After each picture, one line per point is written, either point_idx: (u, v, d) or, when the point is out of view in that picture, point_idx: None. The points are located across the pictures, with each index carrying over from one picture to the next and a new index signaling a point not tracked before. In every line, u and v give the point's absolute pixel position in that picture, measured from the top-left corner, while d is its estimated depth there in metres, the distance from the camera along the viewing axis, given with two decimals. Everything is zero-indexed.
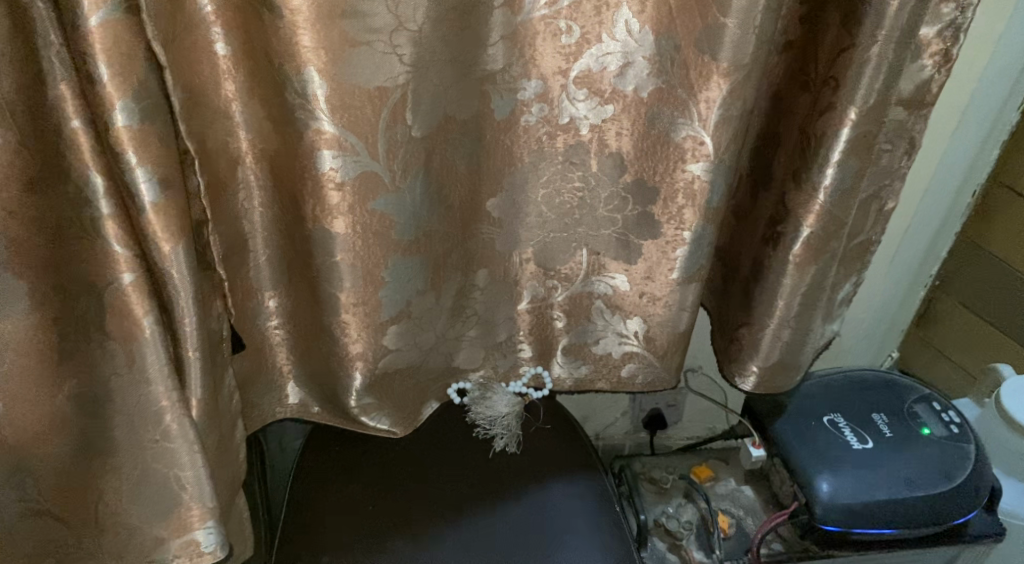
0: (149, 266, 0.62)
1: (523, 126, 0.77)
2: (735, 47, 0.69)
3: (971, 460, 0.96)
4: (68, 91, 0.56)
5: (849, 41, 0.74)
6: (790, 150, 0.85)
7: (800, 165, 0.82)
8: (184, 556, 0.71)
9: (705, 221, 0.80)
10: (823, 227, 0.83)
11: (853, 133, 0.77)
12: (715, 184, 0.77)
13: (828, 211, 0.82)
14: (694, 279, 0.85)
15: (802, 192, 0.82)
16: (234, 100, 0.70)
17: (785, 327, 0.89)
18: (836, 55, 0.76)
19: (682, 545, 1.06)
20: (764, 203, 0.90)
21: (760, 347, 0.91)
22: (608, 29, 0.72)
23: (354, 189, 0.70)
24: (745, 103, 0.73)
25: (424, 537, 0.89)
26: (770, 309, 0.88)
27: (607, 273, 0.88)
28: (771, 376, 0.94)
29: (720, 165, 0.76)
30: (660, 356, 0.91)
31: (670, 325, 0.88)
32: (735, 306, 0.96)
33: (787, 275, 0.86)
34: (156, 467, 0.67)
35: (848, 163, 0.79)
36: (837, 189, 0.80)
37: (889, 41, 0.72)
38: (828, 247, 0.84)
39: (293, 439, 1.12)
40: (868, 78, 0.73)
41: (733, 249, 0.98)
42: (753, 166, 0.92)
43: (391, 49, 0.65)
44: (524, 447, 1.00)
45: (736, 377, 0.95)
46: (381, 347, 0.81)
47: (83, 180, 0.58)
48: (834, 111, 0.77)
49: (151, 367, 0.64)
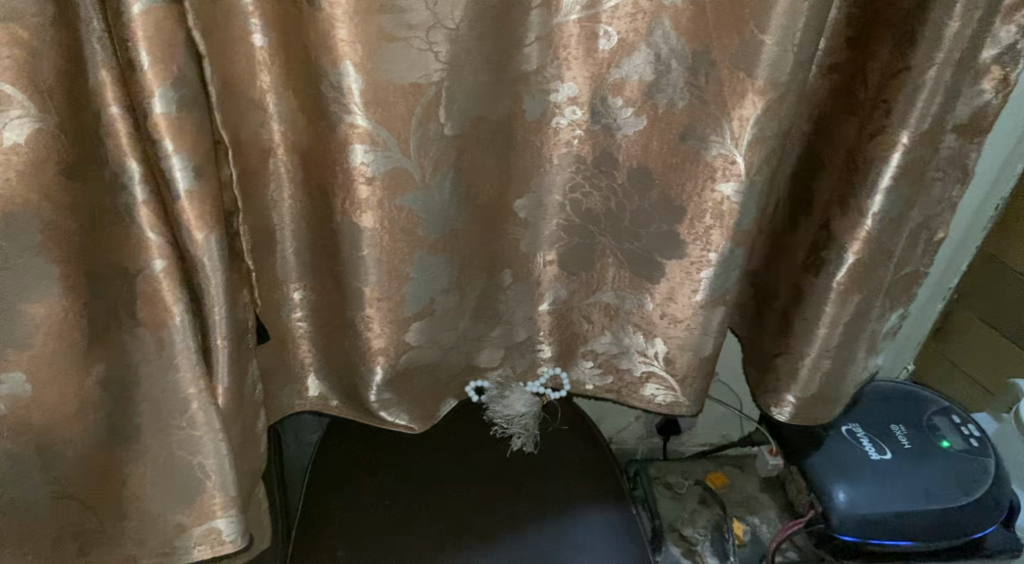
0: (181, 254, 0.64)
1: (553, 128, 0.78)
2: (772, 65, 0.68)
3: (990, 474, 0.95)
4: (109, 77, 0.57)
5: (902, 63, 0.74)
6: (835, 172, 0.85)
7: (847, 191, 0.82)
8: (205, 543, 0.72)
9: (735, 243, 0.78)
10: (868, 253, 0.82)
11: (905, 158, 0.77)
12: (747, 207, 0.76)
13: (875, 238, 0.81)
14: (721, 302, 0.82)
15: (849, 215, 0.82)
16: (268, 92, 0.70)
17: (825, 356, 0.89)
18: (887, 78, 0.76)
19: (697, 551, 1.09)
20: (804, 228, 0.90)
21: (798, 378, 0.91)
22: (645, 38, 0.73)
23: (384, 184, 0.70)
24: (781, 124, 0.72)
25: (443, 537, 0.89)
26: (808, 339, 0.88)
27: (638, 292, 0.86)
28: (805, 407, 0.93)
29: (753, 186, 0.74)
30: (679, 381, 0.89)
31: (696, 349, 0.85)
32: (770, 335, 0.96)
33: (829, 303, 0.85)
34: (180, 454, 0.69)
35: (897, 189, 0.79)
36: (885, 215, 0.80)
37: (946, 63, 0.72)
38: (872, 276, 0.84)
39: (310, 433, 1.13)
40: (923, 100, 0.73)
41: (772, 273, 0.97)
42: (792, 190, 0.91)
43: (428, 46, 0.66)
44: (542, 448, 0.99)
45: (771, 408, 0.95)
46: (402, 343, 0.81)
47: (119, 166, 0.60)
48: (885, 134, 0.77)
49: (178, 354, 0.65)
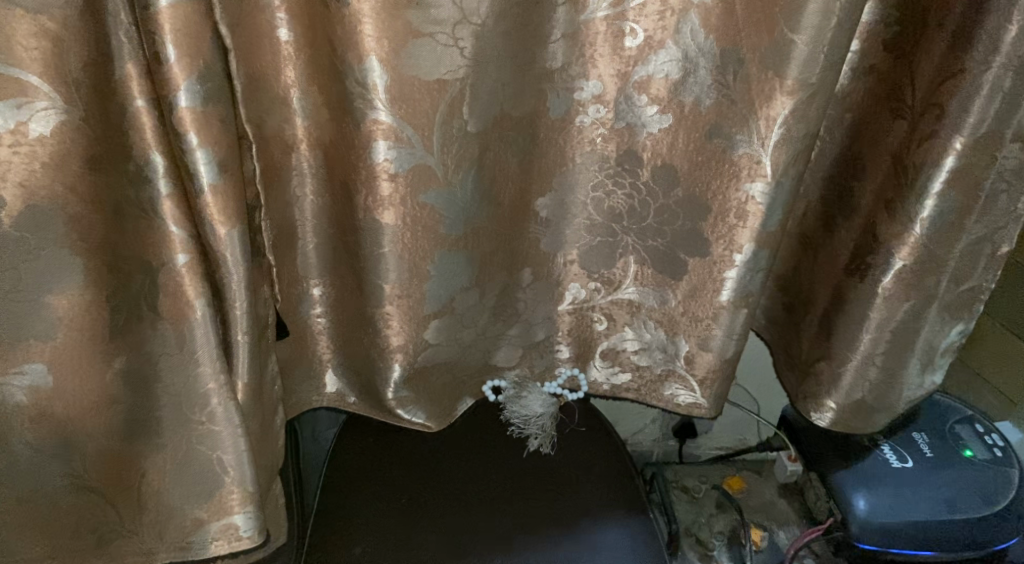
0: (204, 249, 0.63)
1: (576, 126, 0.78)
2: (804, 64, 0.67)
3: (1015, 485, 0.94)
4: (134, 71, 0.57)
5: (957, 66, 0.72)
6: (880, 175, 0.83)
7: (894, 195, 0.81)
8: (223, 539, 0.72)
9: (759, 244, 0.76)
10: (918, 260, 0.81)
11: (958, 162, 0.75)
12: (773, 208, 0.74)
13: (923, 245, 0.80)
14: (745, 305, 0.81)
15: (897, 222, 0.80)
16: (291, 87, 0.70)
17: (870, 363, 0.88)
18: (939, 81, 0.74)
19: (713, 556, 1.10)
20: (843, 230, 0.89)
21: (839, 384, 0.90)
22: (673, 35, 0.72)
23: (406, 181, 0.70)
24: (811, 126, 0.71)
25: (460, 538, 0.88)
26: (854, 344, 0.87)
27: (664, 289, 0.85)
28: (846, 414, 0.92)
29: (780, 186, 0.73)
30: (701, 382, 0.88)
31: (719, 350, 0.84)
32: (809, 336, 0.95)
33: (875, 309, 0.84)
34: (199, 449, 0.68)
35: (948, 195, 0.77)
36: (934, 221, 0.79)
37: (1005, 67, 0.70)
38: (923, 283, 0.82)
39: (327, 428, 1.14)
40: (978, 106, 0.72)
41: (803, 276, 0.97)
42: (824, 195, 0.91)
43: (453, 41, 0.65)
44: (560, 447, 0.99)
45: (812, 413, 0.94)
46: (421, 341, 0.81)
47: (143, 159, 0.59)
48: (936, 139, 0.75)
49: (199, 349, 0.65)
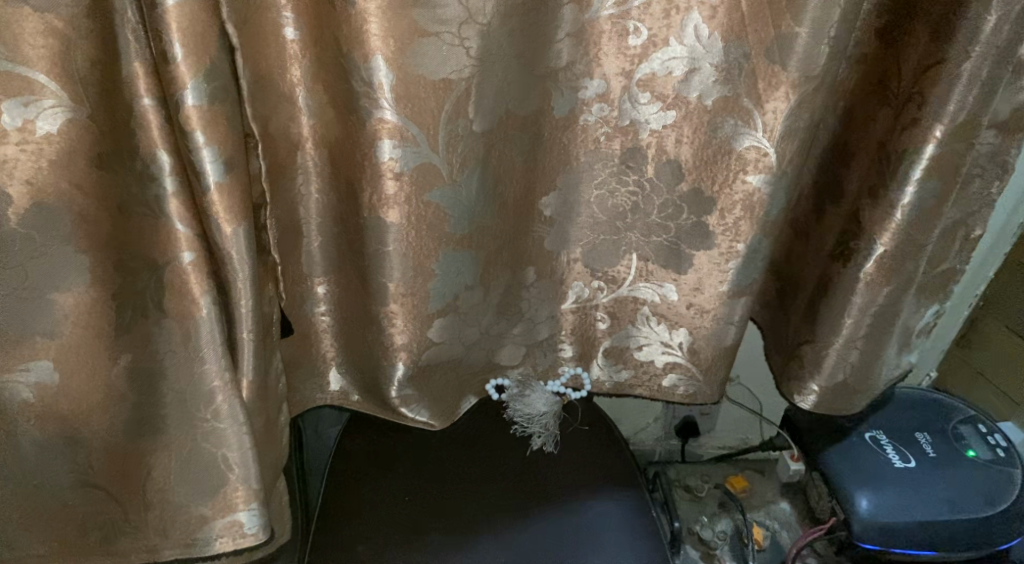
0: (208, 246, 0.63)
1: (581, 125, 0.77)
2: (804, 57, 0.68)
3: (1018, 485, 0.93)
4: (142, 70, 0.56)
5: (938, 56, 0.72)
6: (866, 163, 0.83)
7: (877, 181, 0.81)
8: (228, 535, 0.72)
9: (763, 233, 0.79)
10: (897, 245, 0.81)
11: (938, 151, 0.75)
12: (774, 196, 0.76)
13: (905, 231, 0.80)
14: (745, 293, 0.83)
15: (879, 208, 0.80)
16: (298, 86, 0.70)
17: (851, 347, 0.88)
18: (922, 71, 0.74)
19: (714, 553, 1.16)
20: (831, 218, 0.89)
21: (823, 365, 0.89)
22: (676, 33, 0.71)
23: (412, 179, 0.70)
24: (812, 115, 0.73)
25: (464, 536, 0.88)
26: (835, 327, 0.87)
27: (657, 283, 0.86)
28: (829, 397, 0.92)
29: (781, 177, 0.75)
30: (704, 370, 0.90)
31: (716, 338, 0.86)
32: (796, 320, 0.95)
33: (857, 294, 0.84)
34: (205, 446, 0.68)
35: (928, 183, 0.77)
36: (913, 210, 0.79)
37: (984, 57, 0.70)
38: (902, 267, 0.83)
39: (331, 426, 1.13)
40: (957, 95, 0.72)
41: (795, 265, 0.97)
42: (817, 183, 0.91)
43: (458, 41, 0.65)
44: (563, 446, 0.99)
45: (795, 395, 0.93)
46: (425, 339, 0.81)
47: (150, 156, 0.59)
48: (918, 127, 0.75)
49: (204, 346, 0.65)
